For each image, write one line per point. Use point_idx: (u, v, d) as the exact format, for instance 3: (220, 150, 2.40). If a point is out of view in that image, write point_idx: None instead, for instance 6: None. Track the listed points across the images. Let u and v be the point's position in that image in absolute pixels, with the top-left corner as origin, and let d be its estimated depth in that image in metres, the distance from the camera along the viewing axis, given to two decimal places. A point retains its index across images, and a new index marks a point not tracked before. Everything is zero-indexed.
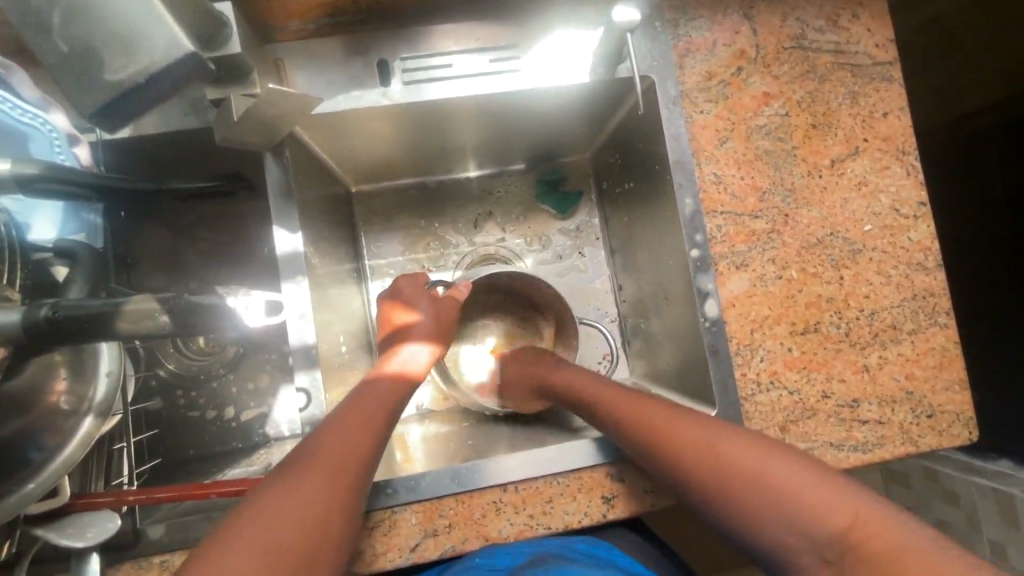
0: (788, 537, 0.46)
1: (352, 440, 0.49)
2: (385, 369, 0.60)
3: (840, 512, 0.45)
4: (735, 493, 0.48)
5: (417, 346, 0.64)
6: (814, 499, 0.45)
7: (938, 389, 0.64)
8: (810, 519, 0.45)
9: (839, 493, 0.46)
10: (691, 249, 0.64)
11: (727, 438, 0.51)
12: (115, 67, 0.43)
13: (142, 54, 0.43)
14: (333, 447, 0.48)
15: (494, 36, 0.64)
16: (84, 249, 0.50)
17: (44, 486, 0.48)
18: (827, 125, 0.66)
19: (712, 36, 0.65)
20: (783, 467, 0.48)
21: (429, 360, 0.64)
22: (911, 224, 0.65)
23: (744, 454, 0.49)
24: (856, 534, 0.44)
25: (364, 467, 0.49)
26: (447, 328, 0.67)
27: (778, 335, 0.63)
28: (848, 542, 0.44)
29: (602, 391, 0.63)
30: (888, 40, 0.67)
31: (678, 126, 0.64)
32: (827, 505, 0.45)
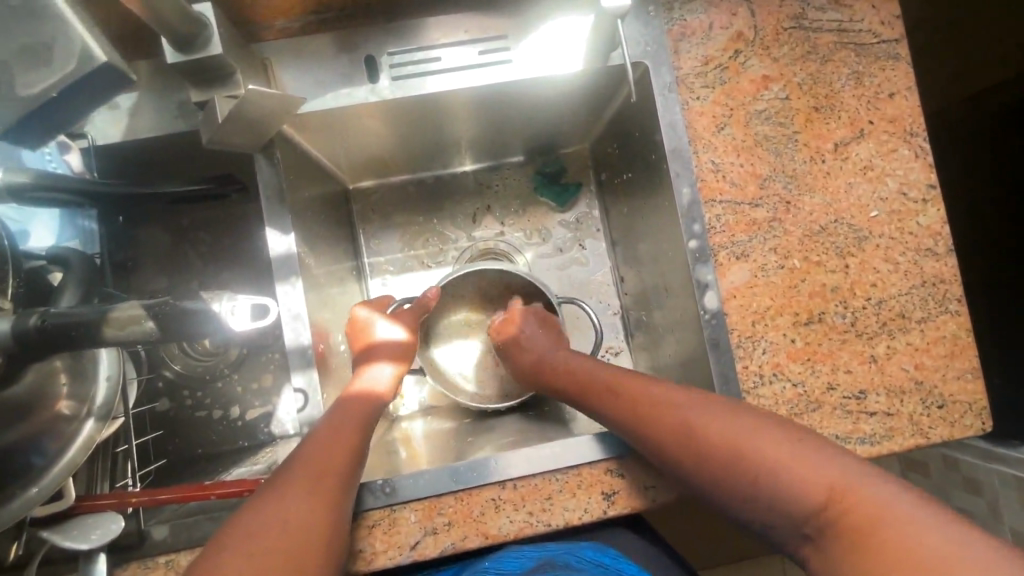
0: (767, 517, 0.44)
1: (330, 454, 0.53)
2: (353, 389, 0.62)
3: (813, 487, 0.42)
4: (720, 480, 0.47)
5: (382, 365, 0.67)
6: (782, 477, 0.43)
7: (949, 378, 0.62)
8: (782, 497, 0.43)
9: (815, 466, 0.43)
10: (689, 240, 0.62)
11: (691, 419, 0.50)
12: (29, 83, 0.43)
13: (59, 63, 0.43)
14: (314, 461, 0.51)
15: (483, 27, 0.63)
16: (78, 257, 0.51)
17: (48, 490, 0.49)
18: (830, 107, 0.63)
19: (708, 19, 0.63)
20: (753, 446, 0.46)
21: (394, 380, 0.67)
22: (920, 208, 0.63)
23: (707, 435, 0.48)
24: (831, 508, 0.41)
25: (344, 477, 0.52)
26: (410, 353, 0.71)
27: (781, 326, 0.62)
28: (826, 517, 0.41)
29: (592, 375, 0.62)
30: (894, 17, 0.64)
31: (674, 113, 0.62)
32: (799, 481, 0.42)
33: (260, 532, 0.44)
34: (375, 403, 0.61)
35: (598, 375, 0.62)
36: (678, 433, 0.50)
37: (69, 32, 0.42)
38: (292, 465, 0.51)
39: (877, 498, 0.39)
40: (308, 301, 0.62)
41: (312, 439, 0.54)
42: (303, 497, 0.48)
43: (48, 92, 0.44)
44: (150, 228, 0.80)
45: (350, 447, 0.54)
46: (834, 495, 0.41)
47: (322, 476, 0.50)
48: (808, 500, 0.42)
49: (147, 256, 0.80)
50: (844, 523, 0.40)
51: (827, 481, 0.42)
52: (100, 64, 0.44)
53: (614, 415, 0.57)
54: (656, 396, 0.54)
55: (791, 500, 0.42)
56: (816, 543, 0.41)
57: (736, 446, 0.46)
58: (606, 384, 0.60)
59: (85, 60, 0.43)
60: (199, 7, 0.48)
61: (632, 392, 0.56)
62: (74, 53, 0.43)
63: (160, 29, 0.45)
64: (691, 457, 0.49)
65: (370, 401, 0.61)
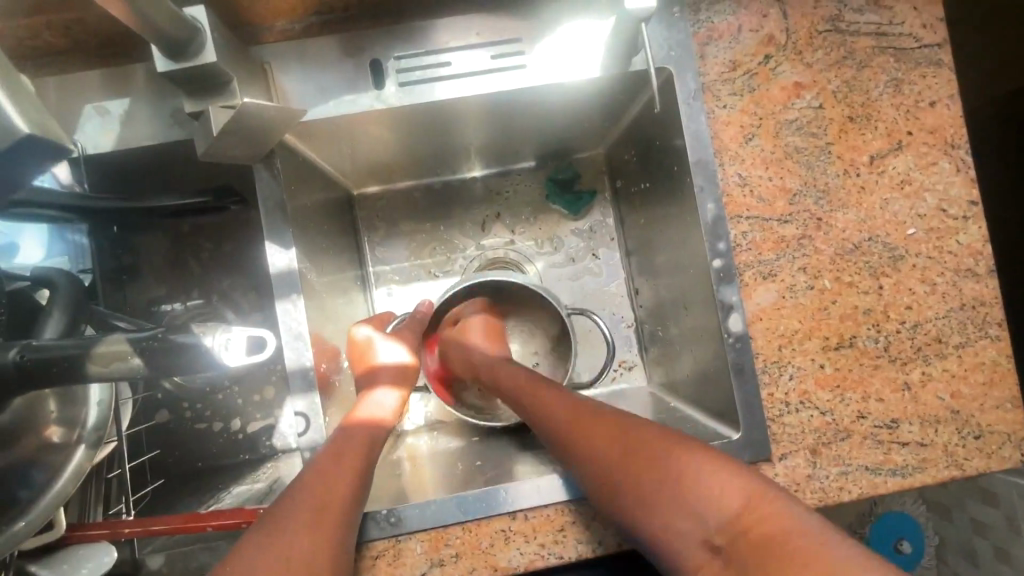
0: (678, 526, 0.45)
1: (335, 483, 0.50)
2: (357, 416, 0.59)
3: (728, 499, 0.43)
4: (637, 487, 0.47)
5: (385, 391, 0.64)
6: (700, 489, 0.44)
7: (987, 407, 0.58)
8: (695, 507, 0.44)
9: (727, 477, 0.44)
10: (714, 258, 0.58)
11: (615, 431, 0.51)
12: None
13: None
14: (318, 491, 0.49)
15: (496, 30, 0.59)
16: (62, 275, 0.48)
17: (36, 524, 0.46)
18: (866, 117, 0.59)
19: (737, 21, 0.59)
20: (677, 459, 0.47)
21: (398, 405, 0.64)
22: (961, 226, 0.59)
23: (630, 447, 0.49)
24: (745, 520, 0.42)
25: (348, 509, 0.49)
26: (412, 376, 0.69)
27: (809, 351, 0.58)
28: (738, 530, 0.42)
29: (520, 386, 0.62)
30: (937, 19, 0.60)
31: (699, 122, 0.58)
32: (715, 492, 0.44)
33: (259, 569, 0.42)
34: (381, 428, 0.59)
35: (528, 382, 0.62)
36: (594, 447, 0.51)
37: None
38: (295, 494, 0.49)
39: (782, 511, 0.41)
40: (310, 319, 0.59)
41: (315, 465, 0.52)
42: (304, 530, 0.45)
43: None
44: (147, 235, 0.77)
45: (354, 471, 0.52)
46: (746, 506, 0.42)
47: (325, 508, 0.48)
48: (720, 509, 0.43)
49: (146, 264, 0.77)
50: (751, 535, 0.41)
51: (742, 493, 0.43)
52: (21, 136, 0.31)
53: (540, 427, 0.57)
54: (583, 408, 0.54)
55: (702, 513, 0.44)
56: (724, 557, 0.42)
57: (660, 458, 0.47)
58: (538, 390, 0.59)
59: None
60: (189, 11, 0.44)
61: (561, 404, 0.56)
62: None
63: (149, 38, 0.42)
64: (614, 466, 0.49)
65: (376, 425, 0.58)
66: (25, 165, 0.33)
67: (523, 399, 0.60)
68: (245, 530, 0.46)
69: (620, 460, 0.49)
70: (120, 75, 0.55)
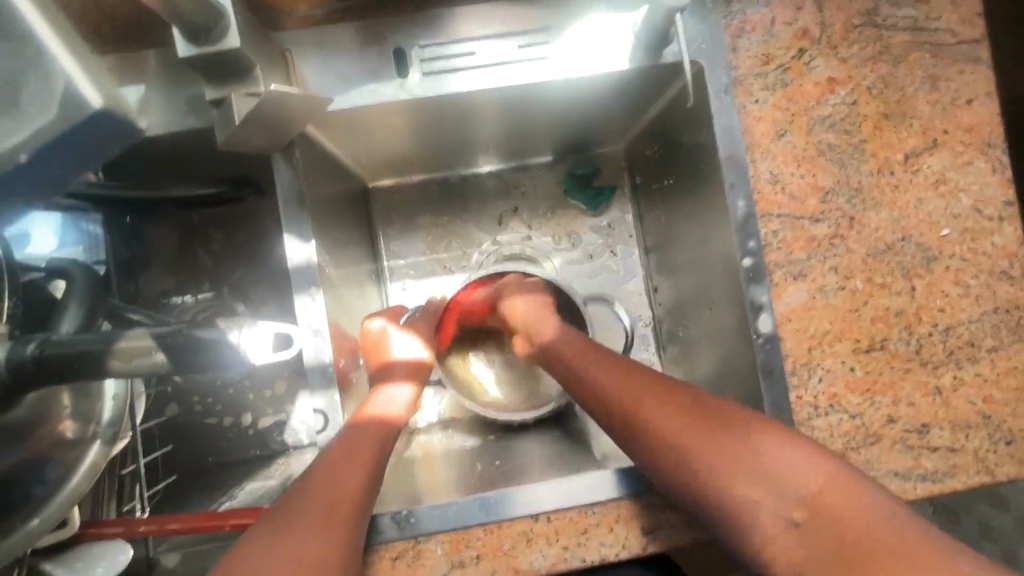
0: (752, 500, 0.43)
1: (343, 484, 0.48)
2: (368, 412, 0.57)
3: (809, 477, 0.43)
4: (710, 457, 0.46)
5: (398, 388, 0.63)
6: (783, 463, 0.44)
7: (1019, 413, 0.57)
8: (776, 481, 0.43)
9: (805, 459, 0.44)
10: (743, 257, 0.57)
11: (681, 403, 0.50)
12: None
13: (35, 111, 0.30)
14: (326, 491, 0.47)
15: (524, 19, 0.57)
16: (78, 266, 0.47)
17: (51, 522, 0.45)
18: (901, 114, 0.58)
19: (771, 13, 0.57)
20: (751, 437, 0.46)
21: (410, 401, 0.63)
22: (995, 227, 0.58)
23: (701, 418, 0.48)
24: (824, 498, 0.41)
25: (358, 512, 0.47)
26: (426, 371, 0.67)
27: (840, 353, 0.57)
28: (818, 507, 0.41)
29: (575, 357, 0.60)
30: (975, 14, 0.58)
31: (730, 117, 0.57)
32: (794, 470, 0.43)
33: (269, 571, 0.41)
34: (391, 424, 0.57)
35: (572, 348, 0.61)
36: (664, 415, 0.49)
37: (46, 67, 0.29)
38: (304, 491, 0.47)
39: (863, 492, 0.41)
40: (329, 315, 0.57)
41: (323, 461, 0.50)
42: (313, 532, 0.44)
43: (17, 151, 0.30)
44: (158, 225, 0.76)
45: (364, 471, 0.50)
46: (826, 486, 0.42)
47: (335, 508, 0.46)
48: (802, 486, 0.42)
49: (157, 255, 0.76)
50: (834, 514, 0.40)
51: (822, 474, 0.42)
52: (94, 110, 0.30)
53: (597, 396, 0.54)
54: (647, 380, 0.53)
55: (782, 488, 0.43)
56: (802, 531, 0.41)
57: (735, 432, 0.46)
58: (592, 360, 0.58)
59: (68, 104, 0.30)
60: None
61: (621, 373, 0.55)
62: (50, 92, 0.29)
63: (173, 19, 0.40)
64: (680, 434, 0.48)
65: (387, 423, 0.56)
66: (89, 143, 0.32)
67: (579, 369, 0.58)
68: (252, 526, 0.44)
69: (692, 427, 0.48)
70: (135, 60, 0.53)
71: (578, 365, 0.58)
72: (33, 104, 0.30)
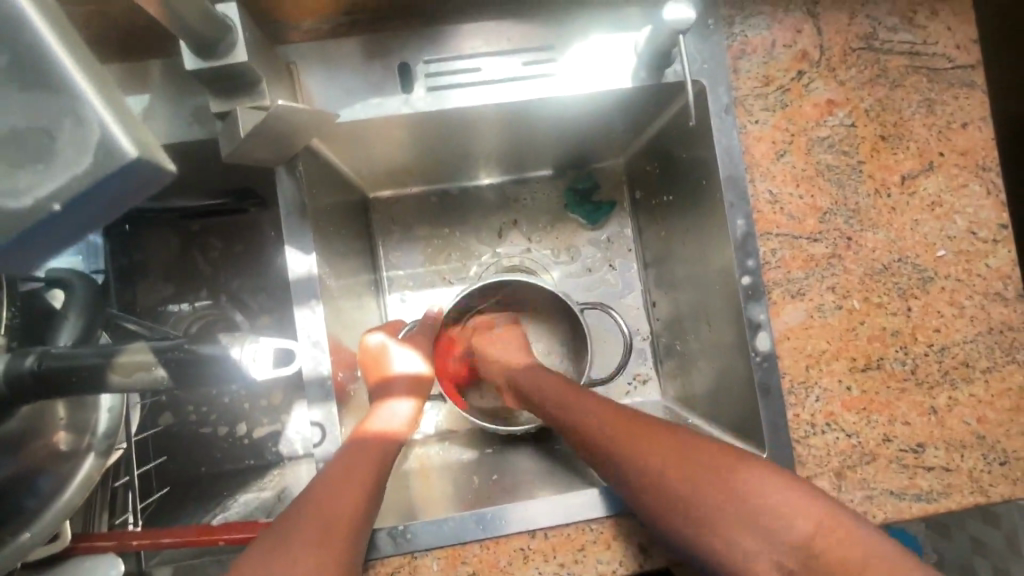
0: (746, 546, 0.43)
1: (340, 498, 0.47)
2: (369, 428, 0.57)
3: (801, 517, 0.42)
4: (702, 502, 0.45)
5: (398, 404, 0.63)
6: (776, 508, 0.43)
7: (1012, 434, 0.57)
8: (770, 527, 0.42)
9: (798, 500, 0.43)
10: (743, 275, 0.57)
11: (668, 440, 0.50)
12: (11, 187, 0.26)
13: (63, 159, 0.26)
14: (322, 505, 0.47)
15: (530, 36, 0.58)
16: (79, 277, 0.47)
17: (43, 535, 0.45)
18: (898, 136, 0.59)
19: (771, 36, 0.58)
20: (742, 474, 0.45)
21: (411, 416, 0.63)
22: (990, 249, 0.59)
23: (689, 460, 0.47)
24: (820, 541, 0.41)
25: (354, 528, 0.46)
26: (426, 385, 0.68)
27: (836, 372, 0.57)
28: (811, 550, 0.41)
29: (560, 396, 0.60)
30: (971, 40, 0.59)
31: (731, 137, 0.57)
32: (786, 511, 0.43)
33: None
34: (392, 440, 0.56)
35: (561, 386, 0.61)
36: (652, 457, 0.49)
37: (85, 113, 0.26)
38: (302, 505, 0.47)
39: (857, 535, 0.40)
40: (328, 326, 0.57)
41: (321, 477, 0.50)
42: (307, 545, 0.43)
43: (45, 204, 0.26)
44: (157, 233, 0.76)
45: (363, 489, 0.49)
46: (820, 528, 0.41)
47: (330, 524, 0.46)
48: (795, 530, 0.42)
49: (155, 262, 0.76)
50: (829, 559, 0.40)
51: (813, 513, 0.42)
52: (127, 160, 0.26)
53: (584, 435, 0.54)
54: (633, 419, 0.53)
55: (774, 533, 0.42)
56: None
57: (720, 468, 0.46)
58: (578, 400, 0.58)
59: (103, 152, 0.26)
60: (221, 9, 0.43)
61: (607, 410, 0.55)
62: (87, 140, 0.26)
63: (183, 36, 0.40)
64: (671, 479, 0.47)
65: (388, 438, 0.56)
66: (118, 198, 0.27)
67: (565, 410, 0.57)
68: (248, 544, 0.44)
69: (681, 471, 0.47)
70: (140, 71, 0.53)
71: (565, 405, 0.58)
72: (62, 156, 0.26)
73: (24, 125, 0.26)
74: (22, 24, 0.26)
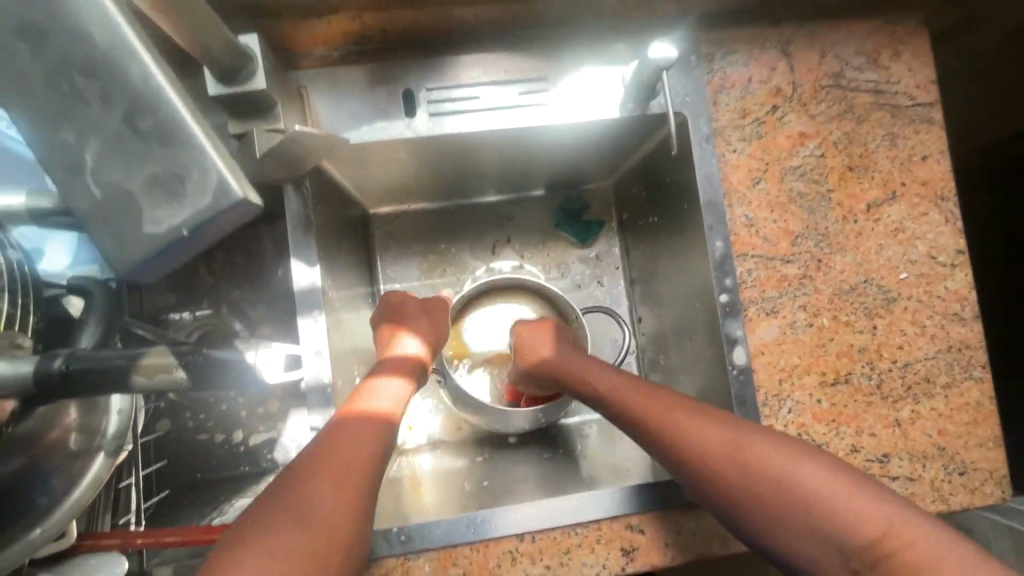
0: (813, 547, 0.43)
1: (358, 446, 0.49)
2: (356, 407, 0.54)
3: (870, 520, 0.42)
4: (761, 495, 0.46)
5: (389, 382, 0.59)
6: (840, 507, 0.43)
7: (970, 445, 0.61)
8: (834, 529, 0.42)
9: (865, 504, 0.43)
10: (721, 293, 0.61)
11: (731, 436, 0.50)
12: (158, 217, 0.37)
13: (190, 199, 0.36)
14: (338, 450, 0.48)
15: (524, 69, 0.62)
16: (97, 286, 0.50)
17: (52, 531, 0.47)
18: (864, 167, 0.63)
19: (748, 72, 0.63)
20: (804, 472, 0.45)
21: (405, 398, 0.59)
22: (948, 273, 0.63)
23: (750, 455, 0.48)
24: (888, 543, 0.41)
25: (370, 476, 0.48)
26: (419, 372, 0.64)
27: (807, 386, 0.61)
28: (879, 552, 0.41)
29: (613, 390, 0.61)
30: (930, 81, 0.65)
31: (710, 165, 0.62)
32: (855, 513, 0.42)
33: (279, 517, 0.42)
34: (384, 420, 0.53)
35: (607, 378, 0.63)
36: (711, 447, 0.50)
37: (205, 165, 0.36)
38: (321, 446, 0.48)
39: (925, 541, 0.40)
40: (329, 336, 0.60)
41: (310, 459, 0.47)
42: (325, 486, 0.44)
43: (176, 230, 0.37)
44: None
45: (374, 440, 0.50)
46: (887, 530, 0.41)
47: (346, 468, 0.46)
48: (863, 533, 0.41)
49: None
50: (897, 561, 0.40)
51: (883, 517, 0.42)
52: (235, 198, 0.36)
53: (642, 428, 0.55)
54: (682, 408, 0.54)
55: (840, 534, 0.42)
56: None
57: (782, 467, 0.46)
58: (626, 394, 0.59)
59: (218, 196, 0.36)
60: (244, 40, 0.47)
61: (665, 402, 0.55)
62: (207, 185, 0.36)
63: (205, 62, 0.44)
64: (730, 473, 0.48)
65: (378, 420, 0.53)
66: (224, 224, 0.37)
67: (619, 402, 0.59)
68: (268, 484, 0.45)
69: (741, 466, 0.48)
70: None
71: (619, 398, 0.59)
72: (190, 197, 0.37)
73: (164, 172, 0.37)
74: (162, 101, 0.36)
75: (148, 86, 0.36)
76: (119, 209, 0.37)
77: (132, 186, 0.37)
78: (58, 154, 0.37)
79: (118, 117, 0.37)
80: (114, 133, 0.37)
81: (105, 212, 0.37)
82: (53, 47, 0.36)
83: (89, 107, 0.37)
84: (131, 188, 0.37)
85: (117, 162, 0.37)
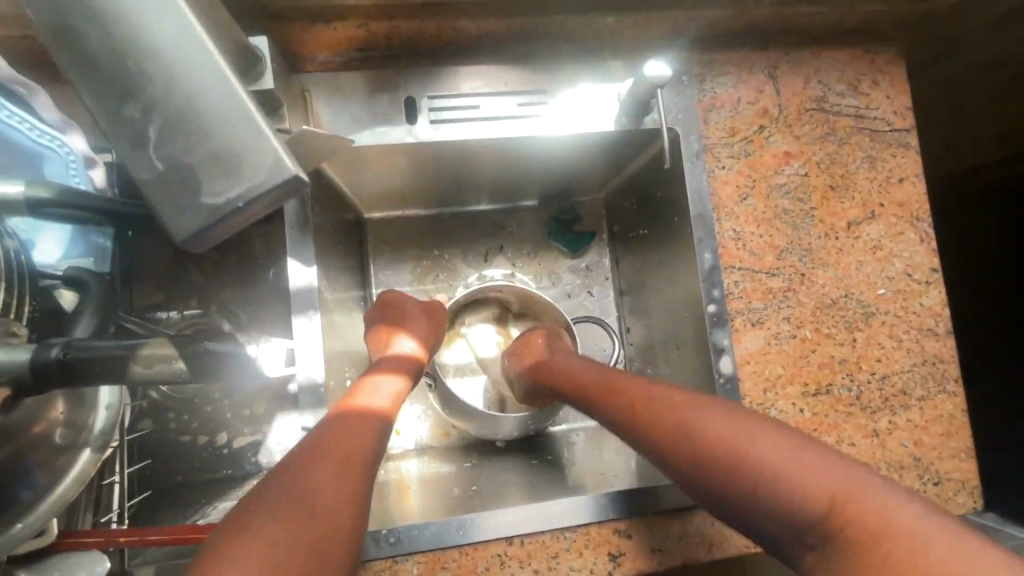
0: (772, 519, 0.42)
1: (357, 442, 0.49)
2: (352, 403, 0.54)
3: (822, 488, 0.40)
4: (721, 470, 0.45)
5: (385, 380, 0.59)
6: (796, 477, 0.41)
7: (944, 456, 0.64)
8: (790, 501, 0.41)
9: (821, 471, 0.41)
10: (708, 303, 0.63)
11: (697, 414, 0.49)
12: (214, 190, 0.38)
13: (248, 175, 0.38)
14: (337, 443, 0.48)
15: (523, 81, 0.65)
16: (94, 278, 0.50)
17: (34, 527, 0.46)
18: (845, 187, 0.66)
19: (737, 93, 0.66)
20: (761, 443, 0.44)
21: (398, 396, 0.59)
22: (923, 290, 0.66)
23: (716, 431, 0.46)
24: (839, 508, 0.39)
25: (370, 472, 0.48)
26: (416, 369, 0.65)
27: (790, 395, 0.63)
28: (832, 521, 0.39)
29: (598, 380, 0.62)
30: (906, 108, 0.68)
31: (700, 180, 0.64)
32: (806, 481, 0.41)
33: (279, 506, 0.42)
34: (375, 416, 0.53)
35: (597, 372, 0.64)
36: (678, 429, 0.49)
37: (263, 143, 0.38)
38: (320, 439, 0.49)
39: (882, 499, 0.38)
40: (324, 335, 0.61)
41: (305, 453, 0.47)
42: (327, 478, 0.45)
43: (235, 203, 0.38)
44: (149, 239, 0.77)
45: (373, 436, 0.51)
46: (841, 493, 0.39)
47: (346, 461, 0.47)
48: (815, 500, 0.40)
49: (144, 268, 0.77)
50: (849, 528, 0.38)
51: (833, 482, 0.40)
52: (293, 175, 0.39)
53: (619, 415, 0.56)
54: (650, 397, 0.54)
55: (795, 507, 0.40)
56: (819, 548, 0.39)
57: (739, 440, 0.45)
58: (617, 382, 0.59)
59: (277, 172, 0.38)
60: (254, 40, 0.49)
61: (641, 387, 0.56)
62: (267, 163, 0.38)
63: None
64: (694, 449, 0.47)
65: (370, 416, 0.53)
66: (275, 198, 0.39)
67: (603, 391, 0.60)
68: (267, 475, 0.45)
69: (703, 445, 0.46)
70: None
71: (602, 388, 0.60)
72: (247, 172, 0.38)
73: (220, 148, 0.38)
74: (224, 81, 0.38)
75: (211, 65, 0.38)
76: (177, 182, 0.38)
77: (190, 161, 0.38)
78: (110, 127, 0.37)
79: (177, 94, 0.37)
80: (172, 108, 0.37)
81: (165, 184, 0.38)
82: (111, 27, 0.36)
83: (150, 83, 0.37)
84: (189, 163, 0.38)
85: (173, 136, 0.38)
